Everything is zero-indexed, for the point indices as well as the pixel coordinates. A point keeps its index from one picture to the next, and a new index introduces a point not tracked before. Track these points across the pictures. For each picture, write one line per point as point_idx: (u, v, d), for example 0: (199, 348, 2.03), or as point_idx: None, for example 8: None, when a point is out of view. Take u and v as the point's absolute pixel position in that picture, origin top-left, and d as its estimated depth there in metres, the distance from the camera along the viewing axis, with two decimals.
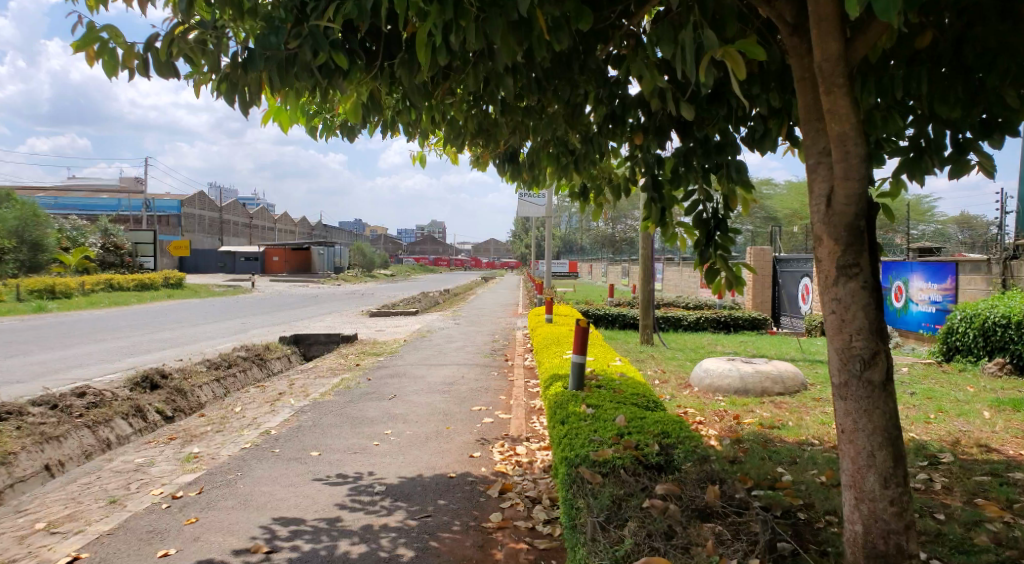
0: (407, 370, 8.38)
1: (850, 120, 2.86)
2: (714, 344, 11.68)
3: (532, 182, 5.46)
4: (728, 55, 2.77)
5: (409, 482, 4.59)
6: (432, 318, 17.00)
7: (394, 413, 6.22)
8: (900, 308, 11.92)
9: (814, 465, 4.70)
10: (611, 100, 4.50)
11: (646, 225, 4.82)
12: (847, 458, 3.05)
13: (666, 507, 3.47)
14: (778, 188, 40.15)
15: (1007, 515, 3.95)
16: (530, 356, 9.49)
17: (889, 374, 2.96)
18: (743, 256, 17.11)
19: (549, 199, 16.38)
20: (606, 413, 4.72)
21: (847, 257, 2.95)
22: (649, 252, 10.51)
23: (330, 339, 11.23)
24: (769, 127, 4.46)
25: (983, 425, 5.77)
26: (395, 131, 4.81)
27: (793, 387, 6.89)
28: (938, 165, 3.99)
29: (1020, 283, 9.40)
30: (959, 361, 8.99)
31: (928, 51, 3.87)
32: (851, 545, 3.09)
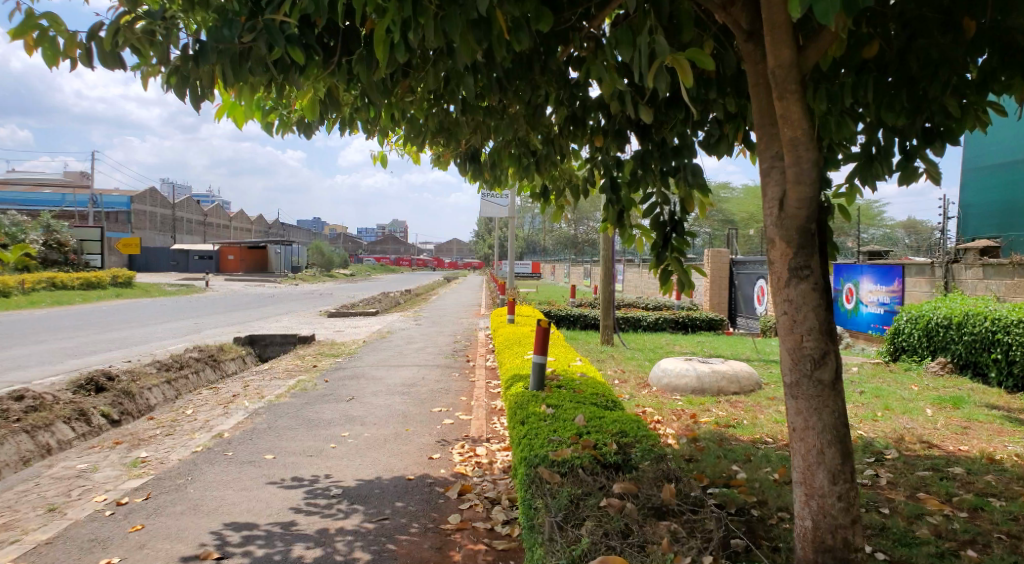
0: (366, 371, 8.30)
1: (802, 126, 2.93)
2: (672, 344, 11.86)
3: (493, 183, 5.44)
4: (677, 62, 2.82)
5: (367, 484, 4.54)
6: (392, 319, 16.88)
7: (352, 415, 6.15)
8: (851, 310, 12.29)
9: (768, 463, 4.80)
10: (572, 102, 4.57)
11: (605, 227, 4.87)
12: (798, 455, 3.13)
13: (623, 506, 3.54)
14: (735, 193, 41.04)
15: (947, 508, 4.11)
16: (492, 357, 9.49)
17: (838, 373, 3.05)
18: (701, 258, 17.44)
19: (511, 200, 16.40)
20: (566, 412, 4.75)
21: (798, 260, 3.03)
22: (610, 253, 10.62)
23: (286, 340, 11.03)
24: (725, 132, 4.56)
25: (926, 422, 5.99)
26: (354, 129, 4.74)
27: (748, 387, 7.04)
28: (887, 172, 4.12)
29: (960, 286, 9.79)
30: (905, 361, 9.32)
31: (876, 60, 4.01)
32: (802, 540, 3.17)
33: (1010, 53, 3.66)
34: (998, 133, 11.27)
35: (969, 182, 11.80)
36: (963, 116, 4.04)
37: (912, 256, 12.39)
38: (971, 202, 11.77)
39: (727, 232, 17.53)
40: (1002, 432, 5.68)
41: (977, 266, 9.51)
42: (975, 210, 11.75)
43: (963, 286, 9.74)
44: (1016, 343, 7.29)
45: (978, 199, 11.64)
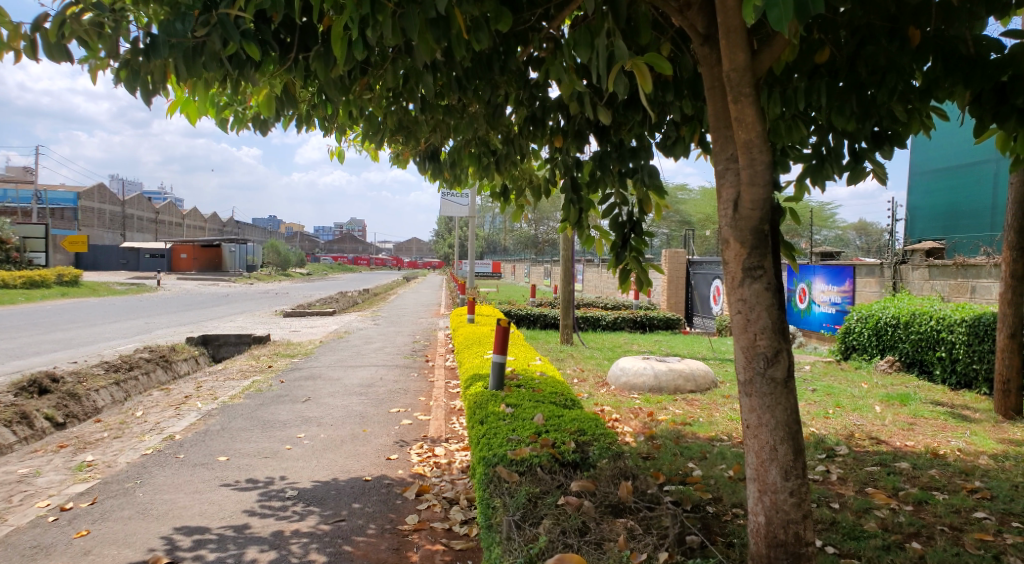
0: (323, 371, 8.18)
1: (756, 128, 3.00)
2: (630, 343, 11.97)
3: (453, 181, 5.42)
4: (636, 66, 2.83)
5: (323, 486, 4.48)
6: (349, 319, 16.71)
7: (308, 416, 6.06)
8: (804, 310, 12.59)
9: (723, 460, 4.88)
10: (532, 102, 4.56)
11: (565, 227, 4.90)
12: (752, 452, 3.19)
13: (580, 504, 3.57)
14: (692, 195, 41.71)
15: (893, 502, 4.23)
16: (451, 357, 9.47)
17: (790, 371, 3.11)
18: (659, 259, 17.65)
19: (472, 199, 16.38)
20: (525, 412, 4.76)
21: (752, 260, 3.08)
22: (570, 254, 10.66)
23: (241, 340, 10.82)
24: (682, 134, 4.65)
25: (875, 419, 6.16)
26: (311, 125, 4.68)
27: (704, 384, 7.16)
28: (837, 173, 4.23)
29: (907, 286, 10.05)
30: (856, 359, 9.59)
31: (827, 65, 4.10)
32: (755, 535, 3.23)
33: (953, 61, 3.56)
34: (943, 138, 11.64)
35: (915, 185, 12.14)
36: (909, 119, 4.19)
37: (863, 256, 12.73)
38: (919, 205, 12.11)
39: (684, 234, 17.76)
40: (946, 427, 5.87)
41: (923, 267, 9.80)
42: (921, 213, 12.10)
43: (911, 285, 9.99)
44: (959, 342, 7.54)
45: (924, 202, 11.98)
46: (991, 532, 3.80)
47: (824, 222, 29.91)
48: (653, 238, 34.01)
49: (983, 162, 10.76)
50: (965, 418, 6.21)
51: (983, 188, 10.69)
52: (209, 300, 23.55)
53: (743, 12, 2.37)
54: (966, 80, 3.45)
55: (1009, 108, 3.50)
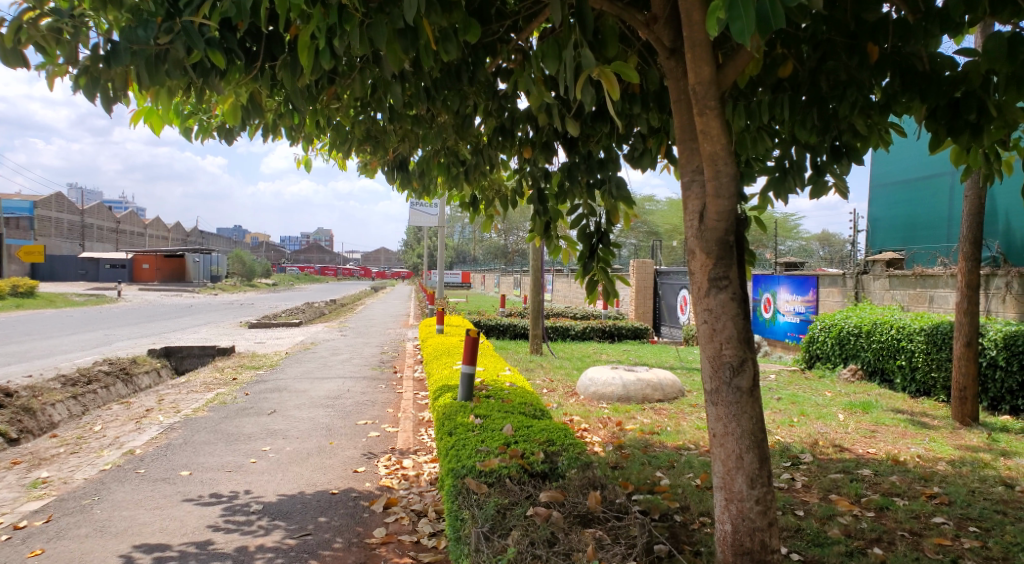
0: (289, 384, 8.05)
1: (721, 141, 3.05)
2: (599, 353, 12.03)
3: (421, 191, 5.40)
4: (603, 74, 2.84)
5: (288, 500, 4.40)
6: (316, 330, 16.50)
7: (273, 428, 5.96)
8: (769, 319, 12.79)
9: (690, 469, 4.92)
10: (501, 113, 4.57)
11: (533, 237, 4.92)
12: (719, 460, 3.22)
13: (549, 515, 3.56)
14: (660, 205, 42.23)
15: (856, 509, 4.30)
16: (420, 367, 9.41)
17: (755, 380, 3.15)
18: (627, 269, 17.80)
19: (441, 209, 16.34)
20: (494, 422, 4.74)
21: (717, 270, 3.13)
22: (540, 264, 10.69)
23: (205, 352, 10.61)
24: (648, 146, 4.71)
25: (838, 426, 6.28)
26: (277, 135, 4.63)
27: (671, 394, 7.22)
28: (800, 185, 4.31)
29: (869, 296, 10.31)
30: (820, 368, 9.79)
31: (790, 80, 4.18)
32: (722, 544, 3.26)
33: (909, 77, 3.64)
34: (902, 152, 11.89)
35: (876, 197, 12.38)
36: (868, 133, 4.29)
37: (827, 266, 12.99)
38: (880, 217, 12.34)
39: (652, 244, 17.93)
40: (905, 434, 6.01)
41: (884, 277, 10.04)
42: (882, 225, 12.32)
43: (872, 296, 10.26)
44: (919, 351, 7.72)
45: (885, 214, 12.20)
46: (949, 537, 3.89)
47: (788, 232, 30.55)
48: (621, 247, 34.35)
49: (940, 174, 10.96)
50: (925, 425, 6.37)
51: (939, 200, 10.89)
52: (171, 311, 23.06)
53: (706, 23, 2.40)
54: (923, 94, 3.60)
55: (963, 123, 3.63)
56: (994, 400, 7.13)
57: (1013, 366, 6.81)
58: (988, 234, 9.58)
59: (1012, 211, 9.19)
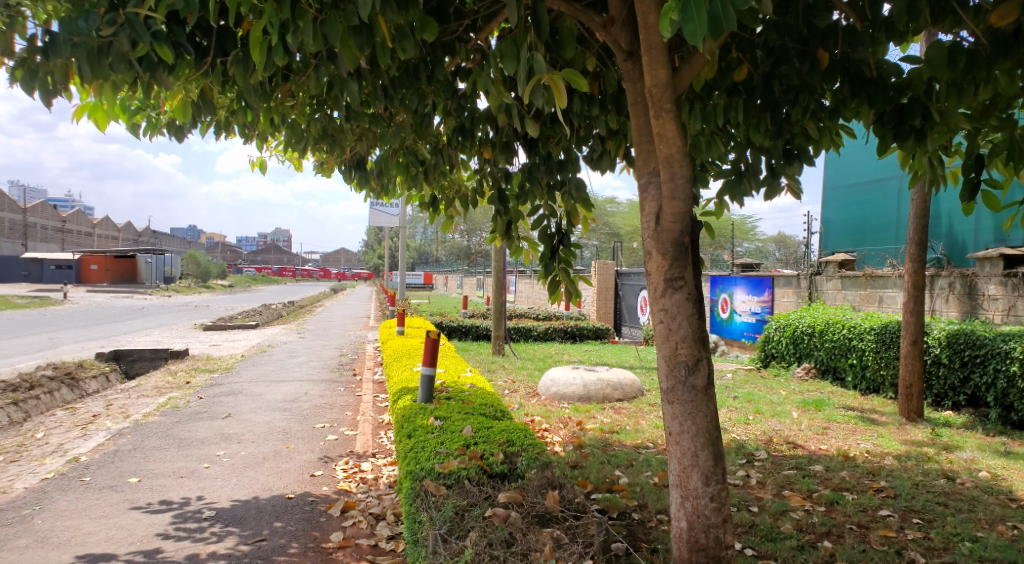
0: (244, 387, 7.90)
1: (676, 143, 3.09)
2: (560, 354, 12.08)
3: (380, 191, 5.36)
4: (554, 79, 2.86)
5: (242, 505, 4.33)
6: (273, 332, 16.22)
7: (227, 433, 5.85)
8: (725, 319, 13.00)
9: (649, 467, 4.97)
10: (460, 112, 4.55)
11: (493, 238, 4.92)
12: (675, 459, 3.26)
13: (507, 515, 3.56)
14: (623, 207, 42.68)
15: (808, 504, 4.39)
16: (380, 370, 9.33)
17: (710, 379, 3.20)
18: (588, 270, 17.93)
19: (402, 209, 16.22)
20: (453, 424, 4.72)
21: (673, 271, 3.17)
22: (501, 265, 10.69)
23: (157, 355, 10.36)
24: (607, 148, 4.76)
25: (792, 424, 6.41)
26: (230, 132, 4.56)
27: (631, 393, 7.30)
28: (754, 188, 4.40)
29: (822, 296, 10.57)
30: (774, 367, 10.01)
31: (744, 84, 4.26)
32: (678, 540, 3.30)
33: (858, 83, 3.73)
34: (851, 156, 12.20)
35: (828, 200, 12.67)
36: (820, 137, 4.39)
37: (782, 267, 13.28)
38: (832, 220, 12.62)
39: (613, 246, 18.08)
40: (856, 431, 6.17)
41: (836, 278, 10.30)
42: (835, 227, 12.60)
43: (824, 296, 10.52)
44: (869, 349, 7.94)
45: (837, 217, 12.48)
46: (895, 529, 4.00)
47: (745, 233, 31.15)
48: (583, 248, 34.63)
49: (888, 178, 11.33)
50: (874, 421, 6.55)
51: (888, 204, 11.22)
52: (121, 313, 22.42)
53: (659, 24, 2.42)
54: (871, 100, 3.70)
55: (908, 128, 3.72)
56: (939, 395, 7.38)
57: (956, 363, 7.05)
58: (933, 236, 9.90)
59: (955, 214, 9.50)
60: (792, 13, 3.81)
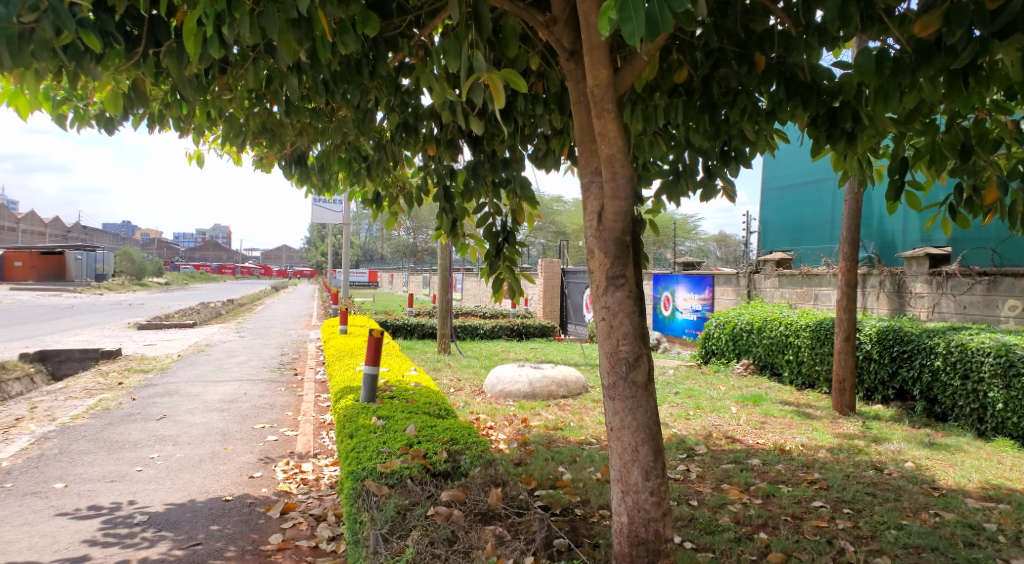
0: (181, 387, 7.70)
1: (618, 143, 3.12)
2: (506, 351, 12.10)
3: (321, 187, 5.28)
4: (492, 79, 2.78)
5: (176, 509, 4.21)
6: (212, 331, 15.81)
7: (162, 435, 5.69)
8: (668, 316, 13.22)
9: (591, 463, 5.03)
10: (404, 108, 4.48)
11: (438, 235, 4.89)
12: (616, 454, 3.30)
13: (450, 514, 3.55)
14: (569, 204, 43.13)
15: (745, 497, 4.50)
16: (322, 369, 9.21)
17: (650, 375, 3.25)
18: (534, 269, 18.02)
19: (347, 207, 16.00)
20: (397, 423, 4.69)
21: (614, 269, 3.20)
22: (447, 263, 10.65)
23: (86, 356, 9.97)
24: (552, 147, 4.79)
25: (731, 419, 6.57)
26: (162, 125, 4.43)
27: (575, 390, 7.39)
28: (692, 189, 4.49)
29: (761, 294, 10.87)
30: (715, 363, 10.24)
31: (685, 86, 4.33)
32: (618, 535, 3.34)
33: (793, 87, 3.83)
34: (786, 157, 12.54)
35: (766, 200, 12.97)
36: (756, 139, 4.49)
37: (723, 266, 13.62)
38: (769, 219, 12.91)
39: (558, 245, 18.21)
40: (791, 425, 6.35)
41: (774, 276, 10.61)
42: (772, 226, 12.90)
43: (763, 294, 10.84)
44: (804, 346, 8.20)
45: (775, 216, 12.77)
46: (826, 519, 4.14)
47: (690, 233, 31.87)
48: (531, 246, 34.80)
49: (822, 179, 11.68)
50: (809, 415, 6.76)
51: (823, 204, 11.56)
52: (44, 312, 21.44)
53: (597, 21, 2.32)
54: (805, 103, 3.80)
55: (840, 131, 3.82)
56: (869, 390, 7.64)
57: (885, 358, 7.32)
58: (865, 235, 10.24)
59: (885, 214, 9.83)
60: (731, 17, 3.88)
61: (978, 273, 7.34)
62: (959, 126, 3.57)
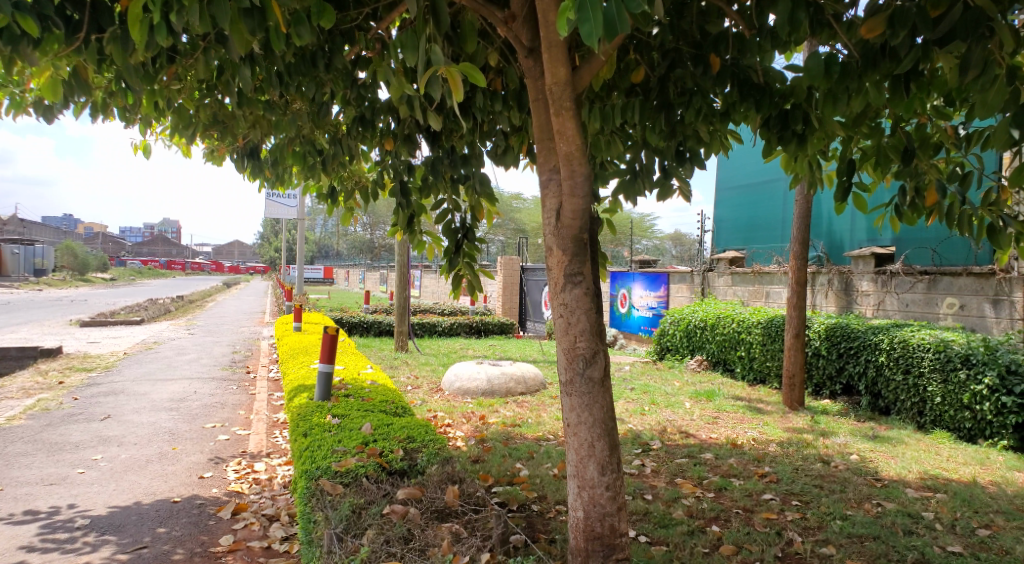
0: (127, 386, 7.46)
1: (576, 141, 3.13)
2: (464, 349, 12.07)
3: (275, 181, 5.19)
4: (450, 73, 2.76)
5: (121, 512, 4.08)
6: (160, 329, 15.37)
7: (106, 435, 5.50)
8: (624, 313, 13.38)
9: (548, 459, 5.05)
10: (360, 102, 4.42)
11: (395, 231, 4.85)
12: (572, 450, 3.32)
13: (406, 512, 3.51)
14: (528, 202, 43.29)
15: (698, 491, 4.60)
16: (276, 367, 9.03)
17: (607, 371, 3.28)
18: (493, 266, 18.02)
19: (301, 201, 15.72)
20: (352, 422, 4.63)
21: (573, 266, 3.23)
22: (405, 260, 10.57)
23: (24, 354, 9.55)
24: (510, 144, 4.80)
25: (685, 414, 6.70)
26: (106, 115, 4.28)
27: (533, 387, 7.43)
28: (648, 188, 4.55)
29: (714, 292, 11.11)
30: (669, 359, 10.41)
31: (642, 85, 4.38)
32: (574, 531, 3.36)
33: (746, 88, 3.91)
34: (740, 157, 12.80)
35: (721, 200, 13.22)
36: (710, 140, 4.57)
37: (678, 264, 13.87)
38: (723, 218, 13.17)
39: (517, 242, 18.23)
40: (743, 420, 6.50)
41: (727, 274, 10.86)
42: (726, 225, 13.17)
43: (716, 292, 11.07)
44: (756, 342, 8.41)
45: (729, 215, 13.03)
46: (776, 511, 4.25)
47: (646, 232, 32.38)
48: (490, 244, 34.83)
49: (773, 180, 11.96)
50: (760, 410, 6.94)
51: (775, 204, 11.83)
52: None
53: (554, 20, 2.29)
54: (758, 104, 3.88)
55: (791, 132, 3.91)
56: (818, 385, 7.88)
57: (833, 354, 7.56)
58: (815, 235, 10.54)
59: (833, 214, 10.13)
60: (687, 19, 3.95)
61: (920, 272, 7.62)
62: (903, 130, 3.69)
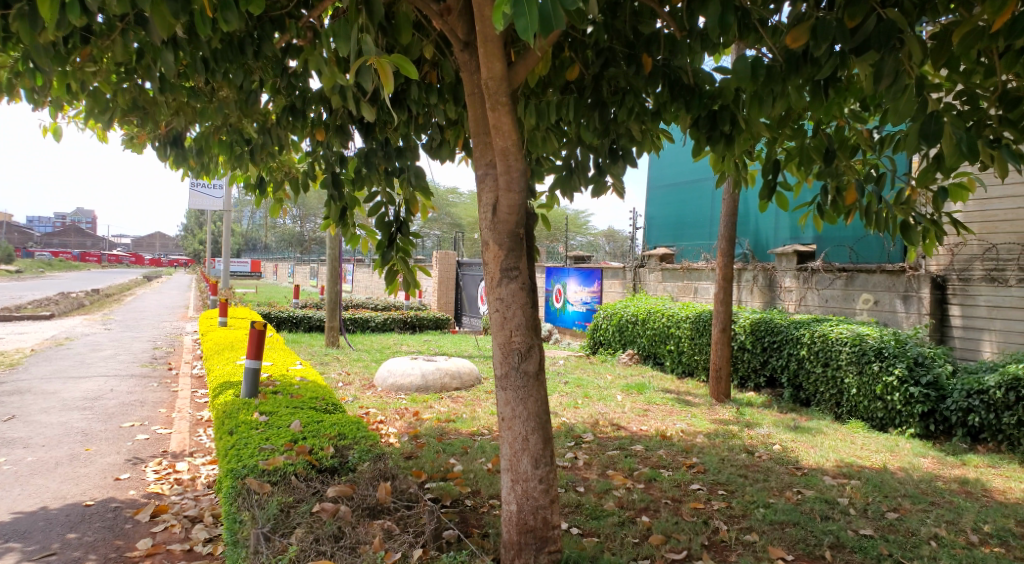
0: (35, 385, 7.03)
1: (512, 137, 3.13)
2: (398, 344, 11.92)
3: (199, 169, 4.97)
4: (382, 64, 2.67)
5: (26, 518, 3.84)
6: (73, 323, 14.56)
7: (11, 437, 5.17)
8: (559, 308, 13.53)
9: (483, 454, 5.06)
10: (291, 91, 4.30)
11: (327, 224, 4.76)
12: (506, 444, 3.32)
13: (336, 510, 3.43)
14: (466, 198, 43.18)
15: (628, 482, 4.69)
16: (200, 363, 8.69)
17: (541, 365, 3.31)
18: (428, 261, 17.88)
19: (229, 193, 15.15)
20: (281, 419, 4.50)
21: (508, 261, 3.23)
22: (337, 255, 10.36)
23: None
24: (445, 138, 4.77)
25: (616, 407, 6.83)
26: (10, 95, 4.00)
27: (468, 381, 7.43)
28: (583, 184, 4.59)
29: (645, 288, 11.37)
30: (602, 353, 10.58)
31: (576, 83, 4.43)
32: (508, 524, 3.37)
33: (677, 89, 3.99)
34: (670, 156, 13.11)
35: (652, 198, 13.52)
36: (642, 139, 4.64)
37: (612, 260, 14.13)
38: (654, 216, 13.48)
39: (454, 238, 18.15)
40: (672, 412, 6.68)
41: (658, 270, 11.13)
42: (656, 223, 13.48)
43: (647, 287, 11.34)
44: (684, 337, 8.66)
45: (659, 213, 13.34)
46: (702, 501, 4.39)
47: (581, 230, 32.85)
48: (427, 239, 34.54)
49: (701, 179, 12.32)
50: (688, 402, 7.14)
51: (703, 203, 12.20)
52: None
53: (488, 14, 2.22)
54: (688, 105, 3.96)
55: (719, 133, 4.01)
56: (743, 378, 8.19)
57: (758, 348, 7.87)
58: (742, 233, 10.93)
59: (760, 214, 10.54)
60: (620, 19, 4.01)
61: (838, 269, 8.02)
62: (824, 133, 3.85)
